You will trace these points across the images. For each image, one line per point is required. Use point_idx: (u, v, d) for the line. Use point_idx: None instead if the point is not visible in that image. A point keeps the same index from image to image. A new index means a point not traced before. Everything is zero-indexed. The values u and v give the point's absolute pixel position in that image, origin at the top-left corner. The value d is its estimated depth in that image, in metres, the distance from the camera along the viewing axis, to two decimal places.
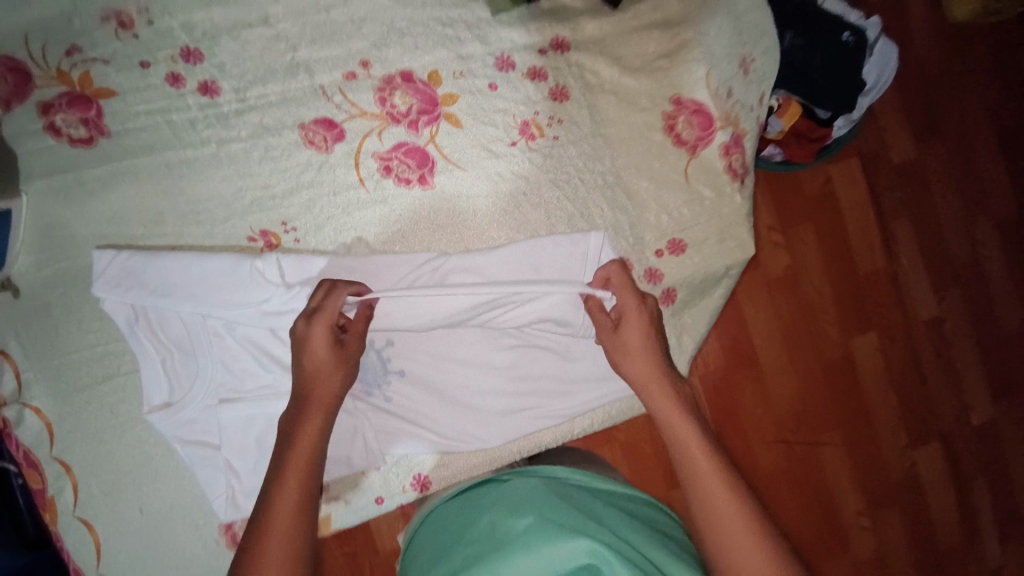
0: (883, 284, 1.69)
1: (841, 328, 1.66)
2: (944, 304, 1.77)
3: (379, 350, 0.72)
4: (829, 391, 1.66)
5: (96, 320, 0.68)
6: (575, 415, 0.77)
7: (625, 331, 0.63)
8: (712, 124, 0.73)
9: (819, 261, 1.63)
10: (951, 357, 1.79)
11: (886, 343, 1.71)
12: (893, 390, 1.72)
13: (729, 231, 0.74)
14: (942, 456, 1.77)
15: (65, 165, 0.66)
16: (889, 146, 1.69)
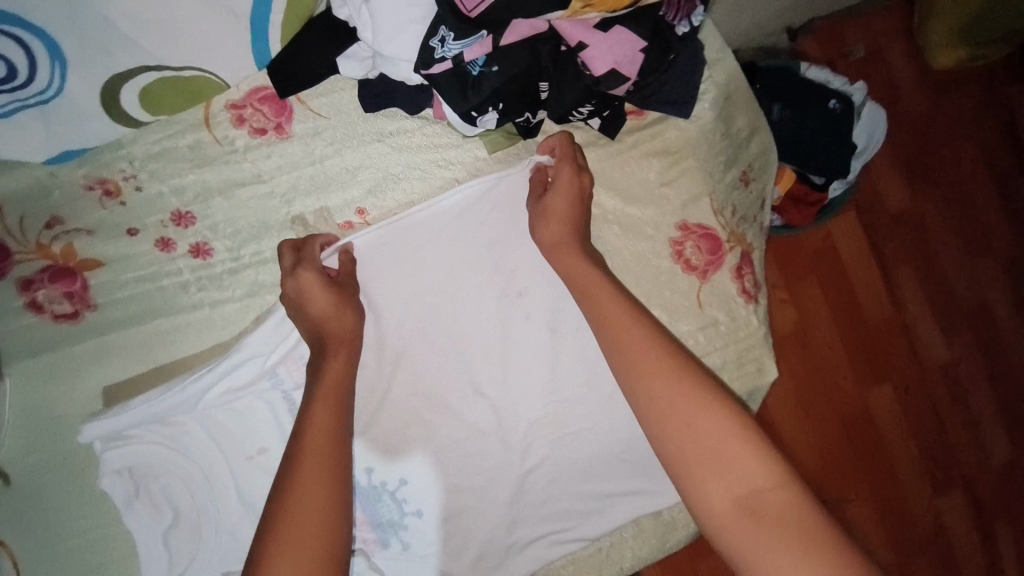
0: (893, 334, 1.67)
1: (855, 382, 1.63)
2: (957, 349, 1.74)
3: (393, 491, 0.66)
4: (850, 446, 1.62)
5: (89, 502, 0.63)
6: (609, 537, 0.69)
7: (554, 197, 0.64)
8: (721, 246, 0.70)
9: (827, 316, 1.62)
10: (969, 401, 1.75)
11: (902, 393, 1.68)
12: (915, 443, 1.68)
13: (748, 354, 0.70)
14: (969, 505, 1.72)
15: (52, 343, 0.63)
16: (885, 197, 1.69)
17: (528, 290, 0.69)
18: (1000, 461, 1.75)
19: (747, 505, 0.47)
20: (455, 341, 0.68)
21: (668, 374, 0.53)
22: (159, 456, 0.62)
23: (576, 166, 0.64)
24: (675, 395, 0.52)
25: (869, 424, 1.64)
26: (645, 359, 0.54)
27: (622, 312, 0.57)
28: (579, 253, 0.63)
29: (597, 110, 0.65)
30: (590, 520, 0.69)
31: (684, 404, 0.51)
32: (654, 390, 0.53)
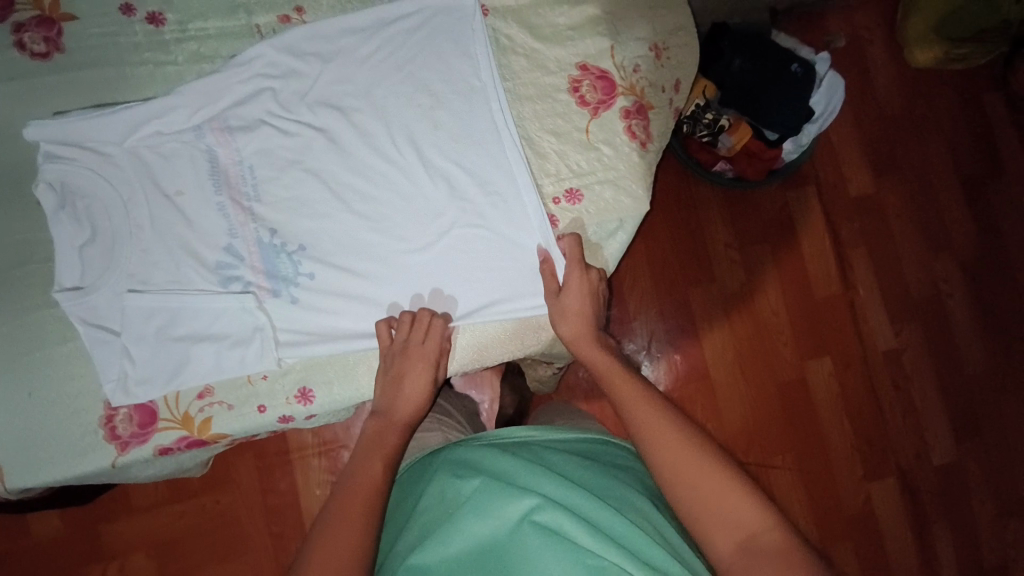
0: (840, 309, 1.54)
1: (795, 349, 1.52)
2: (903, 336, 1.56)
3: (291, 254, 0.74)
4: (782, 415, 1.50)
5: (28, 210, 0.72)
6: (479, 328, 0.76)
7: (571, 267, 0.74)
8: (615, 89, 0.78)
9: (772, 277, 1.52)
10: (911, 393, 1.56)
11: (842, 371, 1.54)
12: (854, 427, 1.52)
13: (626, 186, 0.77)
14: (901, 497, 1.52)
15: (21, 73, 0.72)
16: (846, 179, 1.56)
17: (445, 100, 0.76)
18: (938, 465, 1.55)
19: (750, 546, 0.57)
20: (360, 132, 0.75)
21: (682, 446, 0.63)
22: (88, 179, 0.71)
23: (536, 121, 0.77)
24: (690, 465, 0.62)
25: (807, 400, 1.51)
26: (662, 437, 0.65)
27: (642, 401, 0.68)
28: (593, 344, 0.75)
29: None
30: (469, 309, 0.75)
31: (698, 474, 0.61)
32: (671, 458, 0.63)
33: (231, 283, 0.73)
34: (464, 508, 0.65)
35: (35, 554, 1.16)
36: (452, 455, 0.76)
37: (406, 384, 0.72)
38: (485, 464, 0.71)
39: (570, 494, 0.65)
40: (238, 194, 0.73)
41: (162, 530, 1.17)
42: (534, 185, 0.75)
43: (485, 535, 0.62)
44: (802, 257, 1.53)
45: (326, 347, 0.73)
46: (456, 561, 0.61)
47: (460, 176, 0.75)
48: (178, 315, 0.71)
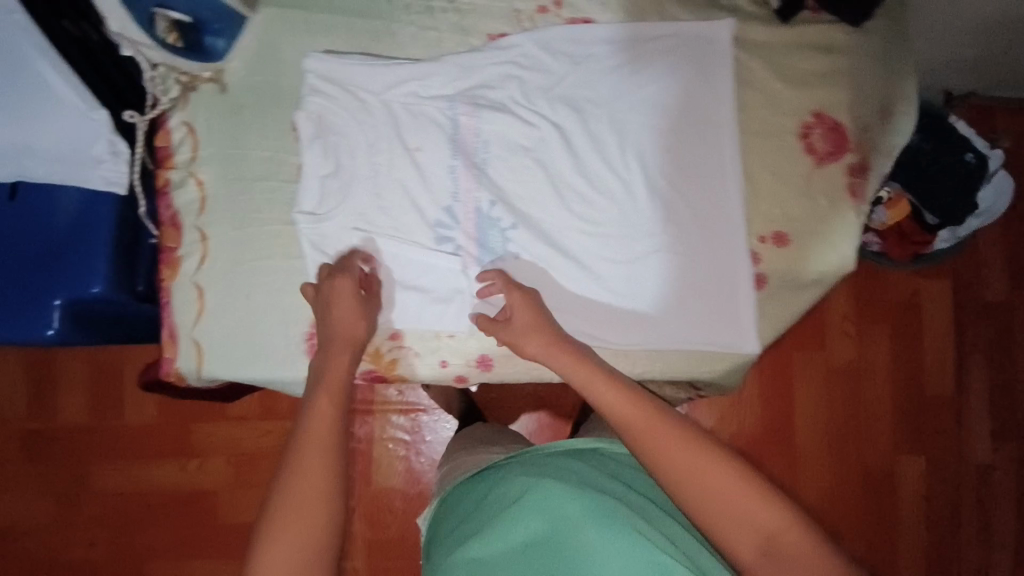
0: (948, 411, 1.44)
1: (890, 437, 1.43)
2: (1000, 455, 1.45)
3: (503, 231, 0.78)
4: (858, 499, 1.42)
5: (276, 132, 0.77)
6: (661, 344, 0.78)
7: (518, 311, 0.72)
8: (845, 144, 0.78)
9: (887, 361, 1.44)
10: (993, 515, 1.44)
11: (932, 474, 1.44)
12: (929, 534, 1.43)
13: (836, 242, 0.77)
14: None
15: (301, 7, 0.78)
16: (986, 282, 1.46)
17: (677, 120, 0.78)
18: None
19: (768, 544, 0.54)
20: (590, 133, 0.78)
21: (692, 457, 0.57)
22: (344, 118, 0.77)
23: (757, 158, 0.79)
24: (704, 472, 0.56)
25: (887, 492, 1.43)
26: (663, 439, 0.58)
27: (640, 411, 0.60)
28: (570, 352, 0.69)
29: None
30: (654, 323, 0.78)
31: (716, 480, 0.56)
32: (670, 460, 0.57)
33: (445, 243, 0.78)
34: (518, 502, 0.62)
35: (138, 432, 1.27)
36: (507, 460, 0.73)
37: (341, 318, 0.70)
38: (524, 467, 0.69)
39: (627, 496, 0.64)
40: (471, 163, 0.78)
41: (247, 441, 1.26)
42: (745, 223, 0.77)
43: (541, 531, 0.59)
44: (922, 348, 1.44)
45: None
46: (516, 546, 0.59)
47: (679, 196, 0.78)
48: (396, 260, 0.78)
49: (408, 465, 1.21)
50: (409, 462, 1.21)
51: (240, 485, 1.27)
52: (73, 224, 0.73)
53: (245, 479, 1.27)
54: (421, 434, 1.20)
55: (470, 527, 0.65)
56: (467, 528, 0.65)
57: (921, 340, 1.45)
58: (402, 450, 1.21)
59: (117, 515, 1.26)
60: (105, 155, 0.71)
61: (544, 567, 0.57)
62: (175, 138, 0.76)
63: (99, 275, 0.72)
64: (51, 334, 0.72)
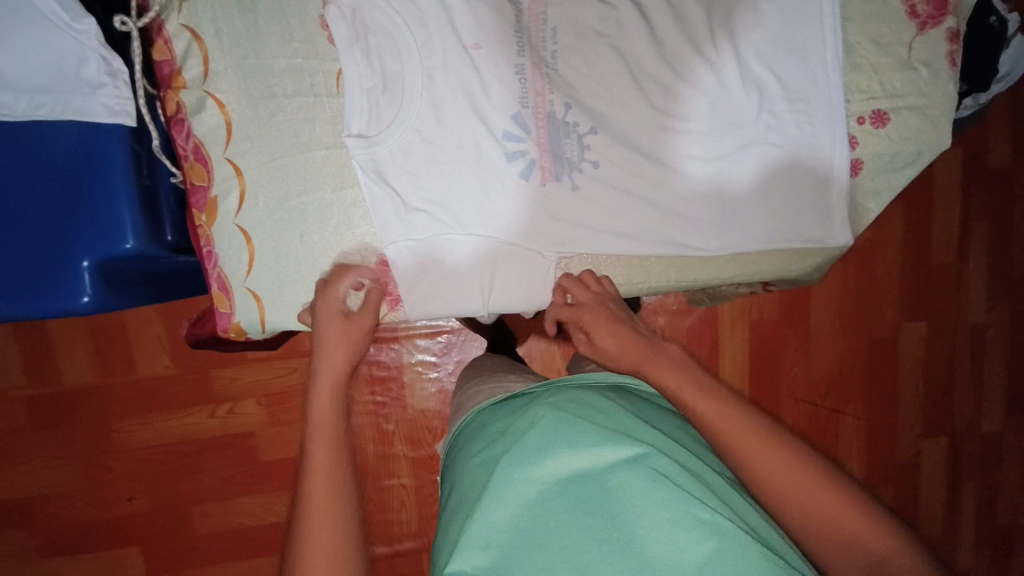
0: (951, 278, 1.36)
1: (899, 305, 1.35)
2: (995, 312, 1.39)
3: (581, 137, 0.69)
4: (865, 372, 1.36)
5: (301, 32, 0.64)
6: (758, 246, 0.73)
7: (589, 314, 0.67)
8: (947, 5, 0.71)
9: (900, 240, 1.34)
10: (983, 367, 1.40)
11: (935, 339, 1.38)
12: (928, 392, 1.39)
13: (935, 116, 0.72)
14: (948, 458, 1.41)
15: None
16: (992, 148, 1.33)
17: None
18: (985, 430, 1.42)
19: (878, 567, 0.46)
20: (672, 11, 0.69)
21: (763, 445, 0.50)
22: (385, 12, 0.64)
23: (852, 26, 0.71)
24: (795, 484, 0.48)
25: (896, 364, 1.37)
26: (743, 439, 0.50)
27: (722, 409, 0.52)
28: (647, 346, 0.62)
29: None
30: (752, 225, 0.72)
31: (807, 495, 0.48)
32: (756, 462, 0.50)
33: (517, 157, 0.69)
34: (546, 444, 0.53)
35: (154, 386, 1.16)
36: (532, 393, 0.64)
37: (325, 343, 0.60)
38: (556, 398, 0.59)
39: (668, 442, 0.54)
40: (541, 61, 0.67)
41: (273, 381, 1.17)
42: (844, 103, 0.71)
43: (577, 467, 0.51)
44: (932, 219, 1.33)
45: (607, 241, 0.71)
46: (544, 492, 0.51)
47: (777, 76, 0.70)
48: (468, 181, 0.68)
49: (441, 388, 1.14)
50: (441, 383, 1.14)
51: (277, 423, 1.19)
52: (78, 167, 0.60)
53: (276, 420, 1.19)
54: (452, 354, 1.13)
55: (486, 459, 0.56)
56: (482, 458, 0.57)
57: (931, 212, 1.33)
58: (431, 372, 1.13)
59: (141, 468, 1.18)
60: (101, 77, 0.58)
61: (578, 511, 0.49)
62: (178, 49, 0.62)
63: (127, 227, 0.60)
64: (85, 303, 0.60)
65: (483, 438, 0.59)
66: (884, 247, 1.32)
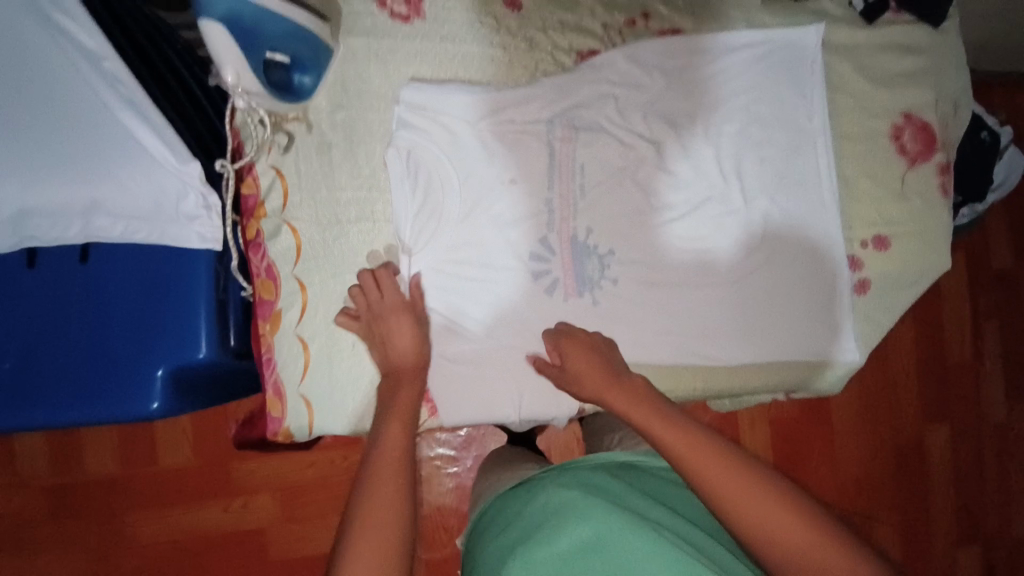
0: (969, 379, 1.37)
1: (921, 405, 1.35)
2: (1016, 412, 1.39)
3: (600, 258, 0.77)
4: (893, 476, 1.34)
5: (367, 169, 0.74)
6: (774, 358, 0.78)
7: (574, 361, 0.70)
8: (934, 143, 0.81)
9: (912, 341, 1.36)
10: (1011, 469, 1.38)
11: (960, 441, 1.37)
12: (959, 496, 1.36)
13: (930, 242, 0.80)
14: (987, 568, 1.35)
15: (382, 32, 0.75)
16: (993, 251, 1.39)
17: (770, 131, 0.79)
18: (1021, 536, 1.38)
19: None
20: (687, 151, 0.78)
21: (732, 474, 0.55)
22: (433, 151, 0.74)
23: (849, 161, 0.80)
24: (764, 509, 0.53)
25: (922, 468, 1.34)
26: (711, 465, 0.56)
27: (698, 444, 0.58)
28: (620, 390, 0.67)
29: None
30: (768, 338, 0.78)
31: (776, 519, 0.53)
32: (725, 488, 0.55)
33: (542, 277, 0.76)
34: (560, 516, 0.57)
35: (173, 479, 1.17)
36: (549, 473, 0.68)
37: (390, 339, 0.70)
38: (568, 476, 0.64)
39: (673, 518, 0.59)
40: (569, 193, 0.77)
41: (292, 473, 1.18)
42: (845, 230, 0.79)
43: (588, 539, 0.54)
44: (943, 321, 1.37)
45: (635, 348, 0.77)
46: (561, 565, 0.53)
47: (782, 206, 0.78)
48: (501, 296, 0.75)
49: (459, 482, 1.14)
50: (460, 478, 1.14)
51: (291, 520, 1.18)
52: (163, 282, 0.67)
53: (291, 515, 1.18)
54: (471, 449, 1.14)
55: (510, 536, 0.58)
56: (505, 537, 0.59)
57: (940, 313, 1.38)
58: (450, 466, 1.14)
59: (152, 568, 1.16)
60: (198, 210, 0.66)
61: None
62: (263, 185, 0.72)
63: (201, 339, 0.67)
64: (152, 409, 0.65)
65: (505, 518, 0.63)
66: (897, 348, 1.34)
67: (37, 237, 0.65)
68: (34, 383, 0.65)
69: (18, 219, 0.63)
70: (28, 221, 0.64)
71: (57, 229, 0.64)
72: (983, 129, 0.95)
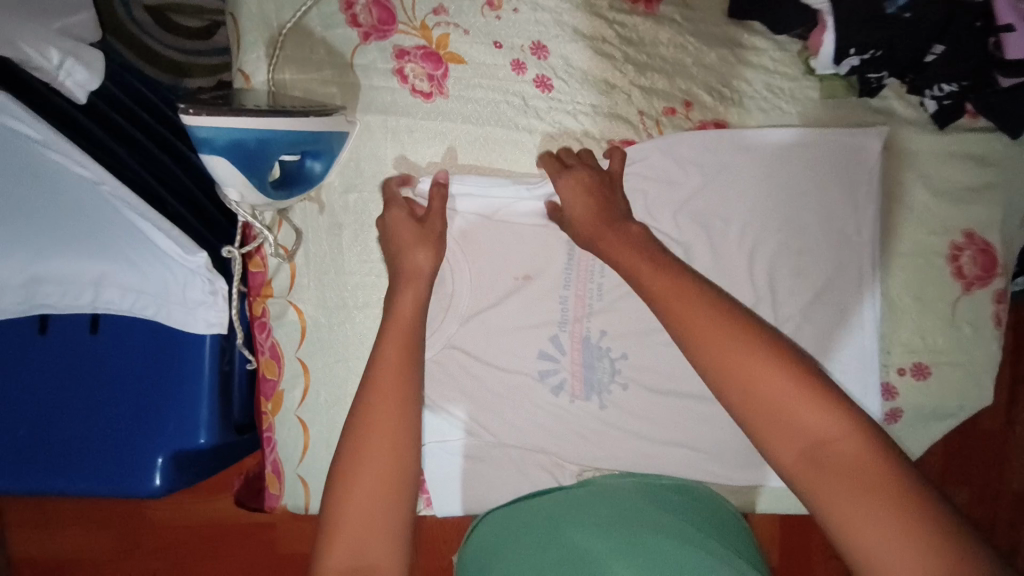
0: None
1: None
2: None
3: (613, 360, 0.74)
4: None
5: (376, 254, 0.71)
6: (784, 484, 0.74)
7: (568, 194, 0.64)
8: (995, 267, 0.73)
9: None
10: None
11: None
12: None
13: (974, 376, 0.73)
14: None
15: (401, 109, 0.70)
16: None
17: (811, 246, 0.72)
18: None
19: (857, 483, 0.41)
20: (716, 258, 0.73)
21: (750, 355, 0.46)
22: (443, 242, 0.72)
23: (894, 281, 0.74)
24: (774, 393, 0.45)
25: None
26: (721, 344, 0.48)
27: (702, 314, 0.50)
28: (616, 233, 0.61)
29: (961, 93, 0.68)
30: None
31: (786, 404, 0.45)
32: (733, 362, 0.47)
33: (549, 377, 0.73)
34: (558, 530, 0.56)
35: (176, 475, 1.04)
36: (560, 490, 0.66)
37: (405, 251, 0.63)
38: (568, 497, 0.63)
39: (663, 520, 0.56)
40: (586, 292, 0.73)
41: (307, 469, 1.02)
42: (881, 356, 0.74)
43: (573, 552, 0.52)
44: None
45: (636, 452, 0.74)
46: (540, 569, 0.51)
47: (813, 326, 0.73)
48: (503, 396, 0.73)
49: None
50: None
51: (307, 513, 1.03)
52: (168, 359, 0.68)
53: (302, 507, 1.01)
54: None
55: (507, 550, 0.55)
56: (504, 553, 0.55)
57: None
58: None
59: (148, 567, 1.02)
60: (205, 296, 0.64)
61: None
62: (271, 265, 0.71)
63: (202, 424, 0.67)
64: (153, 487, 0.66)
65: (509, 536, 0.59)
66: None
67: (51, 306, 0.66)
68: (44, 449, 0.68)
69: (30, 286, 0.65)
70: (41, 287, 0.65)
71: (68, 297, 0.65)
72: None
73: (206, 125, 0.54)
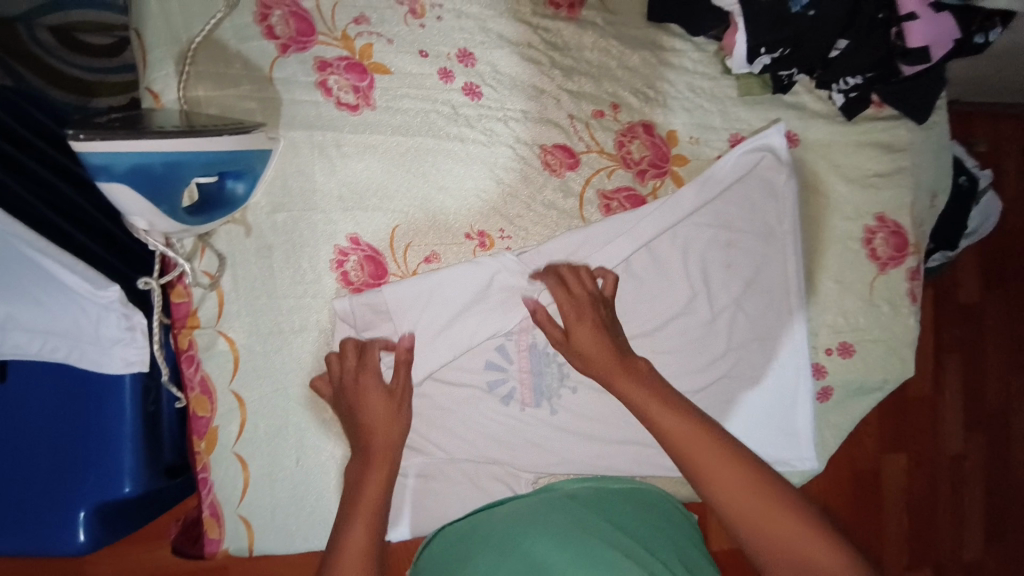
0: None
1: None
2: None
3: (561, 364, 0.74)
4: None
5: (310, 275, 0.68)
6: None
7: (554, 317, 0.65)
8: (906, 247, 0.78)
9: None
10: None
11: None
12: None
13: (894, 351, 0.78)
14: None
15: (326, 122, 0.68)
16: None
17: (739, 238, 0.75)
18: None
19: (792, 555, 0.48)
20: (652, 256, 0.74)
21: (702, 440, 0.55)
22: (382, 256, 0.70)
23: (818, 265, 0.78)
24: (720, 470, 0.53)
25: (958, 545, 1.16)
26: (673, 423, 0.57)
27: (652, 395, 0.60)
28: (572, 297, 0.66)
29: (866, 85, 0.72)
30: None
31: (730, 480, 0.52)
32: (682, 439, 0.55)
33: (499, 387, 0.73)
34: (518, 540, 0.54)
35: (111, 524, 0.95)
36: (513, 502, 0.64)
37: (379, 426, 0.63)
38: (521, 508, 0.61)
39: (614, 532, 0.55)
40: None
41: None
42: (811, 338, 0.78)
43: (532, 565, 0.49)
44: None
45: (590, 455, 0.74)
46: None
47: (748, 314, 0.76)
48: (452, 410, 0.72)
49: None
50: None
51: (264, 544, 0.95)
52: (85, 403, 0.63)
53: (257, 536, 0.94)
54: None
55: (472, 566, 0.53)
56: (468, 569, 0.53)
57: None
58: None
59: None
60: (122, 332, 0.59)
61: None
62: (196, 294, 0.67)
63: (126, 472, 0.62)
64: (78, 543, 0.61)
65: (476, 546, 0.56)
66: None
67: None
68: None
69: None
70: None
71: None
72: (961, 173, 0.91)
73: (98, 152, 0.49)
